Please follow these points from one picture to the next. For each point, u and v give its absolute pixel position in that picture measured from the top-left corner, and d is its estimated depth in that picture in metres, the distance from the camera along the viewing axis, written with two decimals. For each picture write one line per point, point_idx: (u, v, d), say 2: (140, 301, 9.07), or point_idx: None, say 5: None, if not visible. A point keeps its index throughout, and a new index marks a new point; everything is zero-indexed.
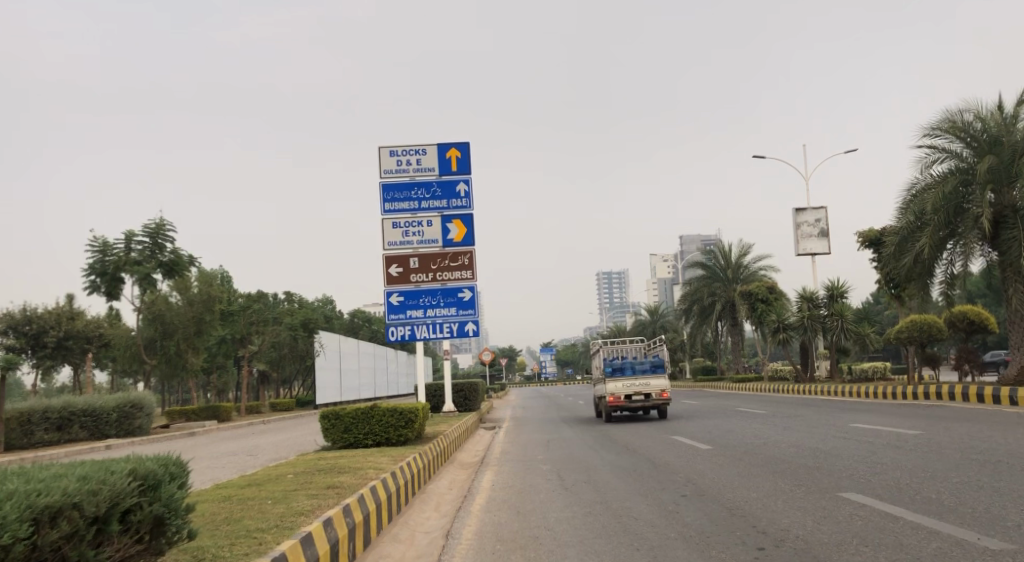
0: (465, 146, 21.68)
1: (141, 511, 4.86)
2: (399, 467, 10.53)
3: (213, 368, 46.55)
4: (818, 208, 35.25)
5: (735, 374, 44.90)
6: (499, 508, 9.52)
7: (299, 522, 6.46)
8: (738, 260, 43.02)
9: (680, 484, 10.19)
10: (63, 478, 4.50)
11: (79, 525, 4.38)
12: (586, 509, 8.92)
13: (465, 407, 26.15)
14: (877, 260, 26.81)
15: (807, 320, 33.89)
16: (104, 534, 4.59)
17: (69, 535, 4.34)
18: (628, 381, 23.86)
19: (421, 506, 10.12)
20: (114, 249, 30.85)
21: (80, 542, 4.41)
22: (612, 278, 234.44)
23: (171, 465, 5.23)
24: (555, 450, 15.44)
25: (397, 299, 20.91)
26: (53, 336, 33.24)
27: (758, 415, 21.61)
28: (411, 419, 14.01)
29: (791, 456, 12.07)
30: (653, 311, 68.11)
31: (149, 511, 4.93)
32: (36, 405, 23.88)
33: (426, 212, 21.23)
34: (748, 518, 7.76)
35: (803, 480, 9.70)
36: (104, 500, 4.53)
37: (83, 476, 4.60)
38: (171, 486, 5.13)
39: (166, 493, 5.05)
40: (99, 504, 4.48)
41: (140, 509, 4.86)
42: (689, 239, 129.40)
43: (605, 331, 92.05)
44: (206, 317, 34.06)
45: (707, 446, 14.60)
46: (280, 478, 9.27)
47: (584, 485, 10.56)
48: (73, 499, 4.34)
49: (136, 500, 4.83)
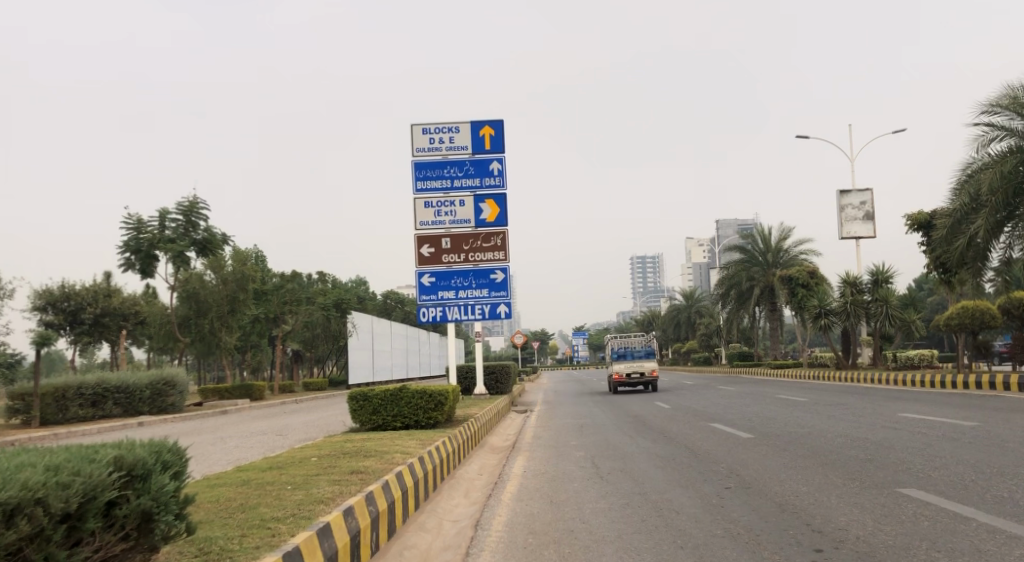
0: (499, 124, 21.10)
1: (127, 504, 4.50)
2: (428, 451, 10.10)
3: (248, 347, 46.77)
4: (863, 191, 34.18)
5: (773, 361, 43.94)
6: (532, 497, 9.06)
7: (317, 512, 6.02)
8: (777, 243, 42.04)
9: (723, 475, 9.67)
10: (30, 468, 4.12)
11: (44, 524, 4.00)
12: (625, 501, 8.42)
13: (496, 390, 25.76)
14: (926, 243, 25.84)
15: (850, 305, 32.94)
16: (79, 532, 4.23)
17: (32, 535, 3.97)
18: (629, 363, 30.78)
19: (450, 493, 9.72)
20: (148, 226, 30.83)
21: (47, 543, 4.04)
22: (646, 263, 233.02)
23: (164, 453, 4.86)
24: (590, 436, 14.97)
25: (428, 279, 20.54)
26: (90, 313, 33.39)
27: (800, 403, 20.86)
28: (441, 401, 13.59)
29: (840, 448, 11.48)
30: (688, 296, 67.36)
31: (136, 506, 4.56)
32: (71, 381, 23.87)
33: (458, 191, 20.77)
34: (801, 515, 7.21)
35: (855, 473, 9.13)
36: (76, 495, 4.14)
37: (57, 466, 4.22)
38: (162, 477, 4.76)
39: (156, 484, 4.69)
40: (72, 500, 4.11)
41: (123, 504, 4.49)
42: (725, 223, 127.90)
43: (640, 315, 91.20)
44: (239, 296, 33.99)
45: (748, 434, 14.02)
46: (302, 461, 8.86)
47: (620, 474, 10.09)
48: (36, 495, 3.95)
49: (118, 494, 4.46)
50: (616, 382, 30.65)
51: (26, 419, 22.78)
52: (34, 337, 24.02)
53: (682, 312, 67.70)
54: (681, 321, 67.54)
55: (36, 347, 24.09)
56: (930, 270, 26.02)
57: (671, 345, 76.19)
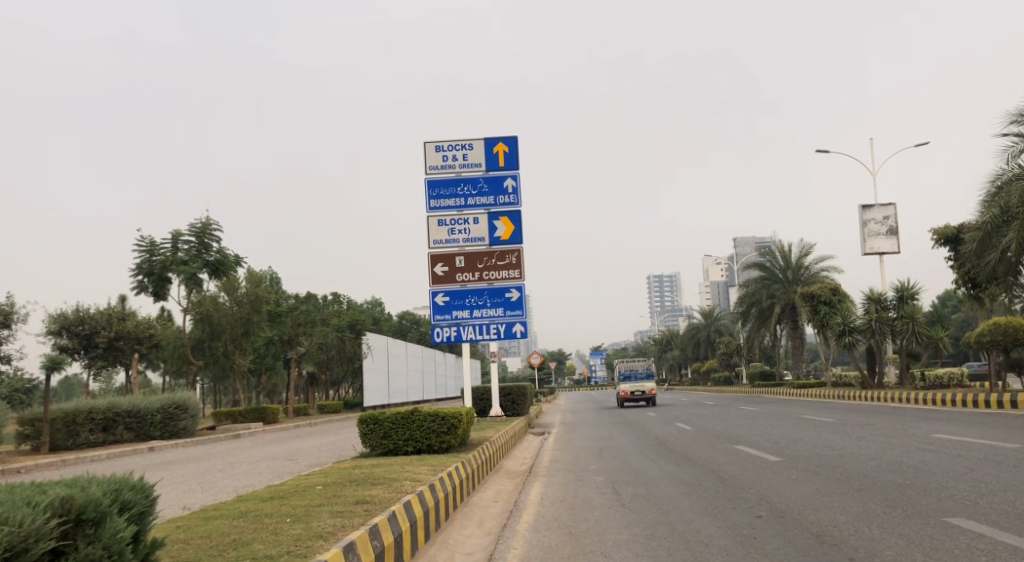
0: (513, 141, 20.69)
1: (74, 554, 4.15)
2: (439, 478, 9.56)
3: (263, 370, 46.50)
4: (886, 204, 33.50)
5: (796, 380, 43.10)
6: (550, 527, 8.49)
7: (314, 549, 5.49)
8: (798, 260, 41.32)
9: (753, 502, 9.10)
10: None
11: None
12: (649, 533, 7.85)
13: (513, 411, 25.20)
14: (954, 258, 25.16)
15: (875, 322, 32.25)
16: None
17: None
18: (634, 383, 36.25)
19: (463, 522, 9.20)
20: (161, 248, 30.61)
21: None
22: (664, 283, 232.37)
23: (122, 492, 4.48)
24: (610, 459, 14.36)
25: (442, 299, 20.11)
26: (104, 336, 33.14)
27: (827, 424, 20.19)
28: (454, 425, 13.04)
29: (875, 472, 10.88)
30: (707, 314, 66.35)
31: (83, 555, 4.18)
32: (81, 405, 23.52)
33: (472, 209, 20.36)
34: (843, 548, 6.63)
35: (896, 500, 8.57)
36: None
37: None
38: (119, 519, 4.38)
39: (111, 528, 4.31)
40: None
41: (69, 554, 4.14)
42: (742, 240, 126.59)
43: (658, 335, 90.50)
44: (253, 318, 33.68)
45: (776, 457, 13.41)
46: (305, 490, 8.36)
47: (643, 502, 9.52)
48: None
49: (60, 542, 4.11)
50: (624, 398, 36.20)
51: (35, 445, 22.36)
52: (45, 361, 23.64)
53: (702, 331, 66.70)
54: (700, 340, 66.57)
55: (47, 371, 23.73)
56: (958, 286, 25.32)
57: (690, 365, 75.16)
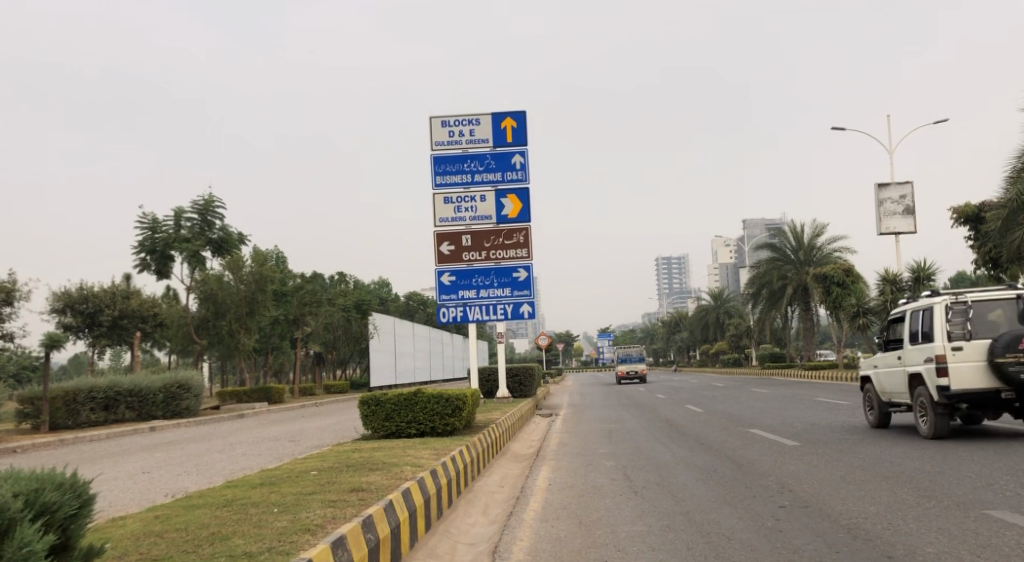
0: (521, 115, 20.09)
1: None
2: (442, 463, 9.04)
3: (269, 350, 46.22)
4: (902, 183, 32.73)
5: (807, 362, 42.56)
6: (559, 517, 7.95)
7: (299, 545, 4.98)
8: (810, 241, 40.67)
9: (774, 491, 8.59)
10: None
11: None
12: (666, 524, 7.32)
13: (519, 393, 24.74)
14: (975, 237, 24.51)
15: (890, 304, 31.72)
16: None
17: None
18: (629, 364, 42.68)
19: (466, 509, 8.71)
20: (163, 226, 30.11)
21: None
22: (672, 265, 231.40)
23: (40, 495, 4.16)
24: (621, 443, 13.86)
25: (448, 278, 19.53)
26: (108, 315, 32.75)
27: (843, 406, 19.65)
28: (459, 407, 12.54)
29: (900, 459, 10.37)
30: (717, 295, 65.70)
31: None
32: (82, 384, 23.08)
33: (479, 186, 19.79)
34: (879, 544, 6.11)
35: (929, 490, 8.06)
36: None
37: None
38: (30, 526, 3.99)
39: (18, 535, 3.91)
40: None
41: None
42: (751, 222, 125.59)
43: (667, 316, 89.93)
44: (258, 297, 33.23)
45: (795, 442, 12.89)
46: (299, 477, 7.83)
47: (657, 489, 9.01)
48: None
49: None
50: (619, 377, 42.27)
51: (35, 425, 21.88)
52: (43, 338, 23.10)
53: (710, 313, 66.04)
54: (709, 322, 65.94)
55: (45, 349, 23.20)
56: (978, 266, 24.70)
57: (699, 347, 74.64)
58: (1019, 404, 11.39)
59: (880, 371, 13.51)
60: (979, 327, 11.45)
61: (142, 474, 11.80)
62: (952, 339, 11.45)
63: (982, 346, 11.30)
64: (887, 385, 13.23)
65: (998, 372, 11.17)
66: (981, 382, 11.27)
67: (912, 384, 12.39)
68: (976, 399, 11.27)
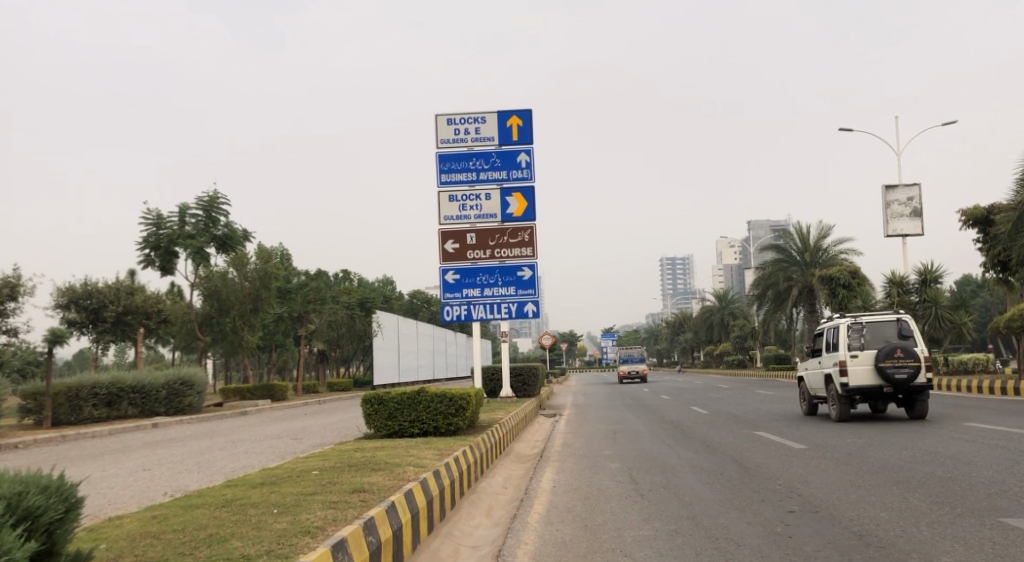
0: (528, 113, 19.93)
1: None
2: (445, 464, 8.92)
3: (272, 347, 46.13)
4: (911, 185, 32.52)
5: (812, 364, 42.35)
6: (564, 520, 7.82)
7: (299, 548, 4.86)
8: (816, 242, 40.45)
9: (782, 495, 8.46)
10: None
11: None
12: (673, 528, 7.19)
13: (523, 392, 24.61)
14: (983, 240, 24.35)
15: (897, 306, 31.55)
16: None
17: None
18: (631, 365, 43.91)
19: (470, 511, 8.60)
20: (168, 222, 30.01)
21: None
22: (677, 265, 230.84)
23: (24, 497, 4.08)
24: (626, 444, 13.72)
25: (453, 276, 19.41)
26: (112, 311, 32.66)
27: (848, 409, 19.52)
28: (462, 406, 12.42)
29: (910, 463, 10.24)
30: (721, 296, 65.50)
31: None
32: (84, 380, 22.97)
33: (484, 184, 19.65)
34: (892, 552, 5.99)
35: (941, 496, 7.93)
36: None
37: None
38: (10, 532, 3.88)
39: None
40: None
41: None
42: (756, 223, 125.32)
43: (671, 316, 89.67)
44: (262, 294, 33.13)
45: (802, 445, 12.76)
46: (300, 476, 7.70)
47: (663, 492, 8.88)
48: None
49: None
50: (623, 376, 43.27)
51: (37, 420, 21.79)
52: (46, 334, 22.99)
53: (715, 314, 65.83)
54: (714, 323, 65.74)
55: (48, 344, 23.10)
56: (986, 269, 24.53)
57: (703, 348, 74.46)
58: (900, 396, 15.21)
59: (810, 372, 17.58)
60: (872, 339, 15.30)
61: (141, 471, 11.69)
62: (851, 347, 15.29)
63: (871, 354, 15.16)
64: (814, 383, 17.34)
65: (882, 372, 14.98)
66: (871, 379, 15.15)
67: (828, 383, 16.38)
68: (866, 391, 15.20)
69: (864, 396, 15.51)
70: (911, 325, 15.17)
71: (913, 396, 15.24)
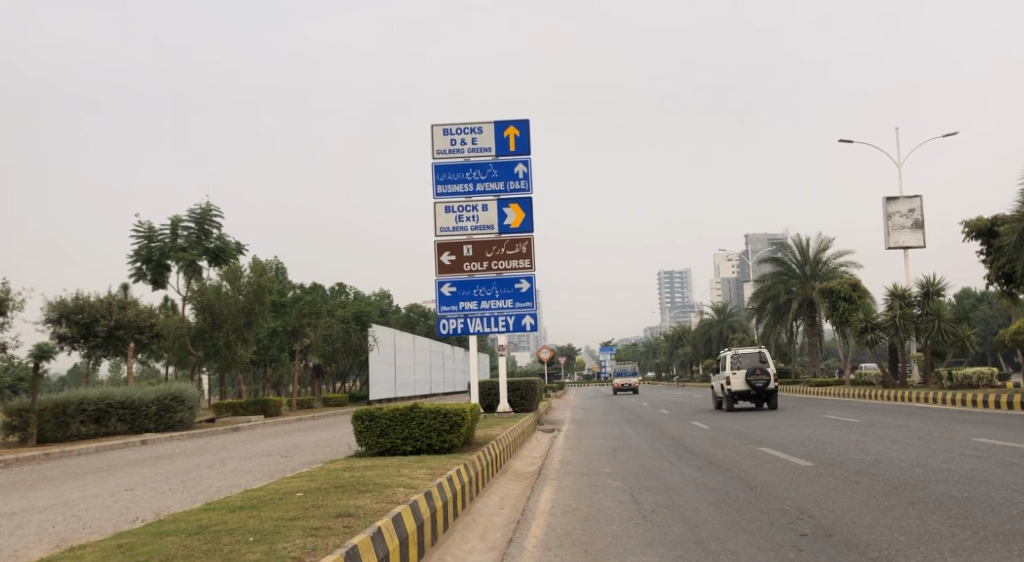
0: (525, 124, 19.59)
1: None
2: (437, 484, 8.47)
3: (267, 361, 45.63)
4: (912, 197, 32.23)
5: (813, 378, 41.92)
6: (563, 545, 7.38)
7: None
8: (817, 255, 40.08)
9: (792, 517, 8.06)
10: None
11: None
12: (679, 554, 6.76)
13: (521, 407, 24.17)
14: (987, 252, 24.03)
15: (899, 319, 31.15)
16: None
17: None
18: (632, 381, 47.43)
19: (463, 534, 8.17)
20: (160, 235, 29.61)
21: None
22: (675, 279, 230.56)
23: None
24: (626, 461, 13.30)
25: (449, 289, 18.98)
26: (104, 325, 32.20)
27: (854, 424, 19.11)
28: (457, 423, 11.96)
29: (922, 482, 9.84)
30: (720, 310, 65.07)
31: None
32: (72, 396, 22.47)
33: (481, 195, 19.28)
34: None
35: (961, 518, 7.56)
36: None
37: None
38: None
39: None
40: None
41: None
42: (755, 237, 125.01)
43: (670, 329, 89.19)
44: (256, 308, 32.70)
45: (807, 462, 12.37)
46: (283, 499, 7.25)
47: (667, 514, 8.48)
48: None
49: None
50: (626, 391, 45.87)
51: (23, 437, 21.31)
52: (33, 349, 22.50)
53: (714, 327, 65.41)
54: (713, 336, 65.30)
55: (35, 360, 22.59)
56: (990, 281, 24.21)
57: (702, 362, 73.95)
58: (762, 396, 25.28)
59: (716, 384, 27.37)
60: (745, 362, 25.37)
61: (123, 491, 11.26)
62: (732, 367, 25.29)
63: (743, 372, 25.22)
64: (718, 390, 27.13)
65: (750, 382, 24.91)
66: (744, 386, 25.10)
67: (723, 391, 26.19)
68: (741, 392, 25.18)
69: (741, 396, 25.50)
70: (766, 352, 25.17)
71: (768, 395, 25.23)
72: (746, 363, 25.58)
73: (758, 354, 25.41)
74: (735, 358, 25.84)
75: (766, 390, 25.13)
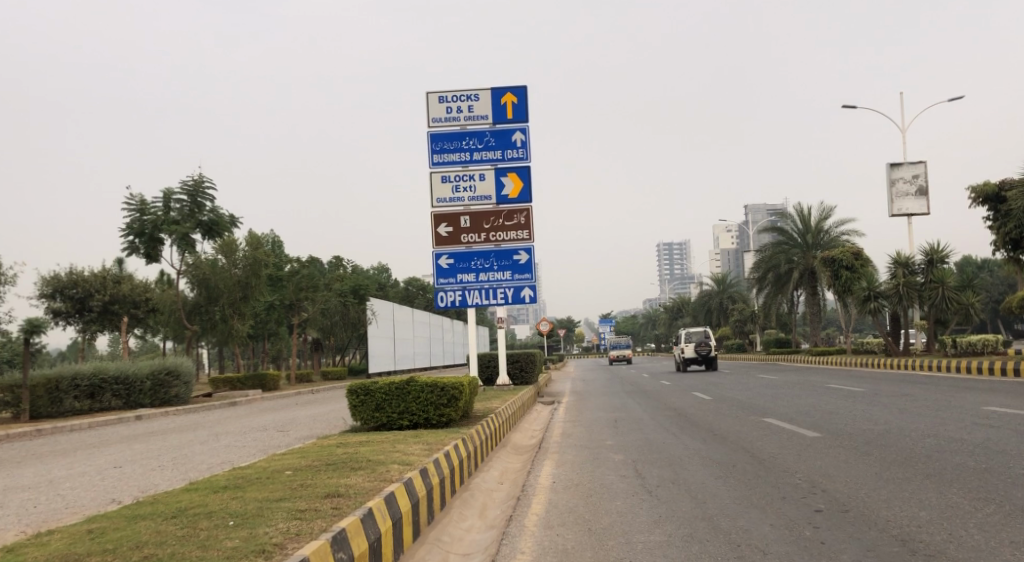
0: (522, 91, 19.03)
1: None
2: (433, 460, 8.09)
3: (265, 336, 45.34)
4: (915, 163, 31.74)
5: (814, 347, 41.66)
6: (565, 523, 7.00)
7: None
8: (818, 224, 39.64)
9: (804, 491, 7.71)
10: None
11: None
12: (688, 532, 6.40)
13: (521, 379, 23.85)
14: (995, 218, 23.56)
15: (902, 287, 30.76)
16: None
17: None
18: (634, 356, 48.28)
19: (461, 511, 7.81)
20: (152, 207, 29.09)
21: None
22: (674, 250, 230.23)
23: None
24: (628, 434, 12.95)
25: (446, 261, 18.55)
26: (98, 300, 31.78)
27: (859, 393, 18.81)
28: (455, 396, 11.63)
29: (936, 452, 9.47)
30: (720, 281, 64.75)
31: None
32: (65, 371, 22.13)
33: (478, 164, 18.80)
34: None
35: (982, 490, 7.22)
36: None
37: None
38: None
39: None
40: None
41: None
42: (755, 208, 124.51)
43: (671, 300, 89.00)
44: (252, 282, 32.26)
45: (815, 433, 12.01)
46: (270, 478, 6.90)
47: (673, 489, 8.12)
48: None
49: None
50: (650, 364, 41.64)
51: (16, 413, 21.00)
52: (23, 324, 22.11)
53: (714, 298, 65.14)
54: (712, 307, 64.98)
55: (25, 335, 22.21)
56: (997, 247, 23.77)
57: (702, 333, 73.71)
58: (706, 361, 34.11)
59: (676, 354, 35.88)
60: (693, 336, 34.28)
61: (112, 468, 10.91)
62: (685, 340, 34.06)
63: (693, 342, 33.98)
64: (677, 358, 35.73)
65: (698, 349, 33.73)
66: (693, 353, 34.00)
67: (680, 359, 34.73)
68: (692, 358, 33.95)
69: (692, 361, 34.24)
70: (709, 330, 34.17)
71: (711, 359, 34.11)
72: (696, 338, 34.32)
73: (704, 331, 34.29)
74: (688, 334, 34.55)
75: (709, 355, 34.12)
